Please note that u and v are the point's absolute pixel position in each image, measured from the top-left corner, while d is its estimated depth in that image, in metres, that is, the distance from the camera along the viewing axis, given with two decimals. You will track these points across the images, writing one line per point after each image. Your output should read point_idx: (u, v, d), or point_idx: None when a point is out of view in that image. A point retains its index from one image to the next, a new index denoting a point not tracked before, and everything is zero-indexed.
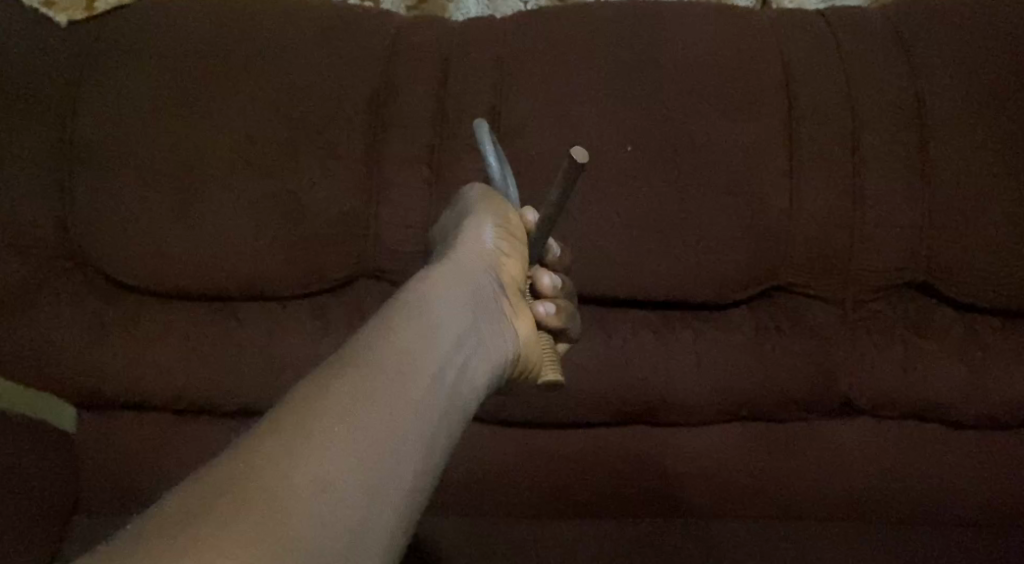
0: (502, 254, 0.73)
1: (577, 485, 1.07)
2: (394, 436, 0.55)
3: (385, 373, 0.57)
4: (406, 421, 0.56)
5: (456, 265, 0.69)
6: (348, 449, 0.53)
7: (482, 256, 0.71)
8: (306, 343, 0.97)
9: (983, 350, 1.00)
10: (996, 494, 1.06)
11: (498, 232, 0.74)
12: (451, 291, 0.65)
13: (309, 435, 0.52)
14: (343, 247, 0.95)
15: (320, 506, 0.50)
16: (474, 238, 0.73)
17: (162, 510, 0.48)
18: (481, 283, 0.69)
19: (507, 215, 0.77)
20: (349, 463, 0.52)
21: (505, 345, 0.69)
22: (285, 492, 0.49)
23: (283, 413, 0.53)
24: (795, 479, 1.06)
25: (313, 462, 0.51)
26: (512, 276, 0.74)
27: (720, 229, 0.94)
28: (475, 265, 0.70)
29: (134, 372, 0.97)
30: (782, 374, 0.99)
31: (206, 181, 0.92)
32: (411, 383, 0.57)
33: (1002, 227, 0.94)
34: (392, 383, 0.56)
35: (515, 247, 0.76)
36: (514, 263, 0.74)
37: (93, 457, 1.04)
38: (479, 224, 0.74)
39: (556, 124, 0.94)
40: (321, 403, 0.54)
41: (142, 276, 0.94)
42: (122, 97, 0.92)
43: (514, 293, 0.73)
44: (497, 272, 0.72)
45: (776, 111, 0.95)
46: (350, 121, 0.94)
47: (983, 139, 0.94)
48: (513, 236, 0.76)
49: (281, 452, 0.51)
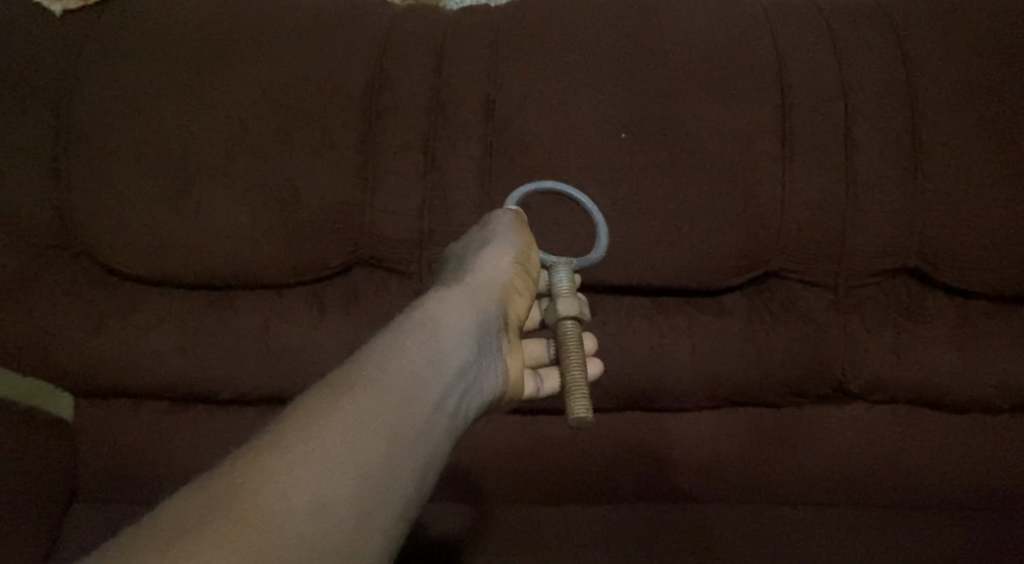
0: (513, 289, 0.81)
1: (572, 472, 1.07)
2: (381, 471, 0.65)
3: (382, 410, 0.67)
4: (394, 456, 0.67)
5: (465, 302, 0.77)
6: (344, 475, 0.64)
7: (491, 290, 0.80)
8: (301, 331, 0.97)
9: (978, 335, 0.99)
10: (988, 479, 1.05)
11: (513, 268, 0.82)
12: (453, 331, 0.75)
13: (307, 462, 0.63)
14: (338, 236, 0.94)
15: (309, 526, 0.61)
16: (490, 273, 0.80)
17: (176, 513, 0.60)
18: (484, 321, 0.77)
19: (528, 252, 0.83)
20: (340, 491, 0.63)
21: (492, 380, 0.78)
22: (280, 510, 0.61)
23: (290, 436, 0.64)
24: (781, 465, 1.06)
25: (307, 486, 0.62)
26: (517, 312, 0.82)
27: (716, 214, 0.93)
28: (482, 301, 0.78)
29: (128, 362, 0.97)
30: (782, 360, 0.98)
31: (201, 169, 0.92)
32: (402, 424, 0.68)
33: (993, 213, 0.94)
34: (386, 422, 0.67)
35: (527, 284, 0.83)
36: (522, 300, 0.82)
37: (91, 445, 1.04)
38: (497, 256, 0.81)
39: (549, 112, 0.93)
40: (324, 432, 0.65)
41: (138, 264, 0.94)
42: (117, 85, 0.92)
43: (514, 328, 0.82)
44: (502, 307, 0.80)
45: (769, 96, 0.94)
46: (346, 110, 0.93)
47: (985, 123, 0.94)
48: (528, 274, 0.83)
49: (283, 471, 0.62)
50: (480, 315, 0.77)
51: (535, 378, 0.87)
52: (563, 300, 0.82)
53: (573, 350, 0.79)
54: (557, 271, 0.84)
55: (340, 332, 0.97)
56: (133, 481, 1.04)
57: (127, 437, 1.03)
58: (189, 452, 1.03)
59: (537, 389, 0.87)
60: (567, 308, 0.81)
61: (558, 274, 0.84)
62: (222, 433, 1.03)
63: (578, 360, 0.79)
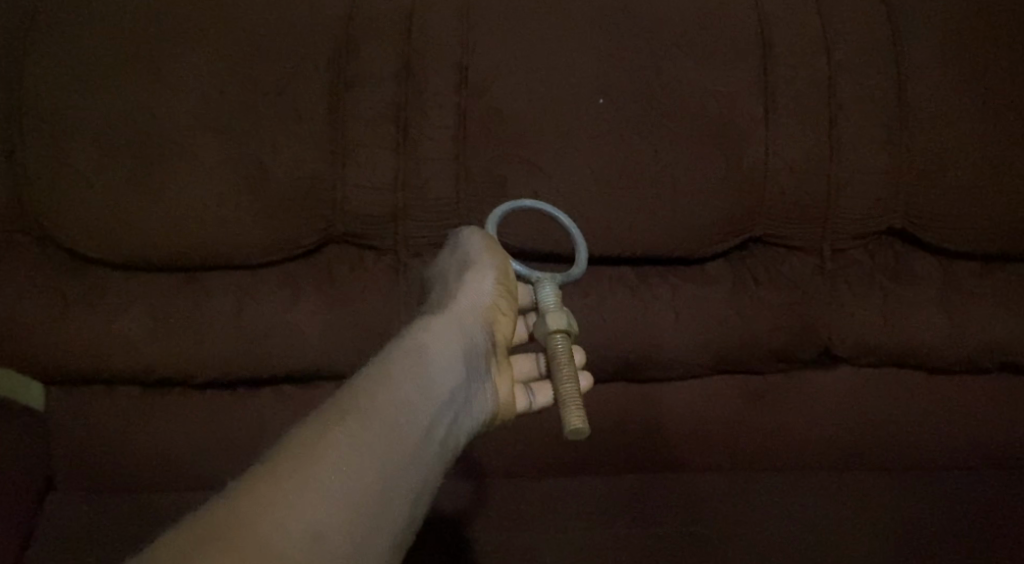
0: (498, 311, 0.80)
1: (558, 446, 1.05)
2: (367, 506, 0.64)
3: (369, 444, 0.66)
4: (380, 489, 0.65)
5: (449, 328, 0.76)
6: (331, 510, 0.62)
7: (476, 313, 0.78)
8: (276, 311, 0.94)
9: (966, 295, 0.97)
10: (974, 438, 1.05)
11: (496, 288, 0.80)
12: (437, 360, 0.73)
13: (292, 494, 0.62)
14: (311, 213, 0.91)
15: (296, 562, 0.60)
16: (474, 296, 0.78)
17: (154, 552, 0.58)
18: (470, 346, 0.76)
19: (508, 269, 0.82)
20: (327, 521, 0.62)
21: (481, 406, 0.77)
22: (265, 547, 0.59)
23: (274, 476, 0.62)
24: (768, 431, 1.05)
25: (293, 518, 0.61)
26: (503, 333, 0.80)
27: (699, 179, 0.91)
28: (467, 326, 0.77)
29: (97, 348, 0.94)
30: (769, 327, 0.96)
31: (164, 148, 0.88)
32: (390, 457, 0.66)
33: (980, 171, 0.92)
34: (375, 456, 0.66)
35: (511, 304, 0.81)
36: (507, 322, 0.80)
37: (65, 432, 1.01)
38: (480, 278, 0.79)
39: (524, 78, 0.91)
40: (308, 468, 0.63)
41: (101, 248, 0.90)
42: (74, 63, 0.89)
43: (501, 349, 0.80)
44: (488, 331, 0.78)
45: (749, 57, 0.92)
46: (313, 81, 0.90)
47: (973, 80, 0.92)
48: (511, 294, 0.81)
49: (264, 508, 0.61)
50: (464, 342, 0.76)
51: (528, 393, 0.83)
52: (551, 315, 0.79)
53: (563, 364, 0.77)
54: (541, 287, 0.81)
55: (316, 310, 0.94)
56: (110, 467, 1.02)
57: (101, 422, 1.00)
58: (168, 436, 1.00)
59: (530, 404, 0.83)
60: (555, 321, 0.78)
61: (543, 290, 0.81)
62: (200, 416, 1.00)
63: (569, 373, 0.76)
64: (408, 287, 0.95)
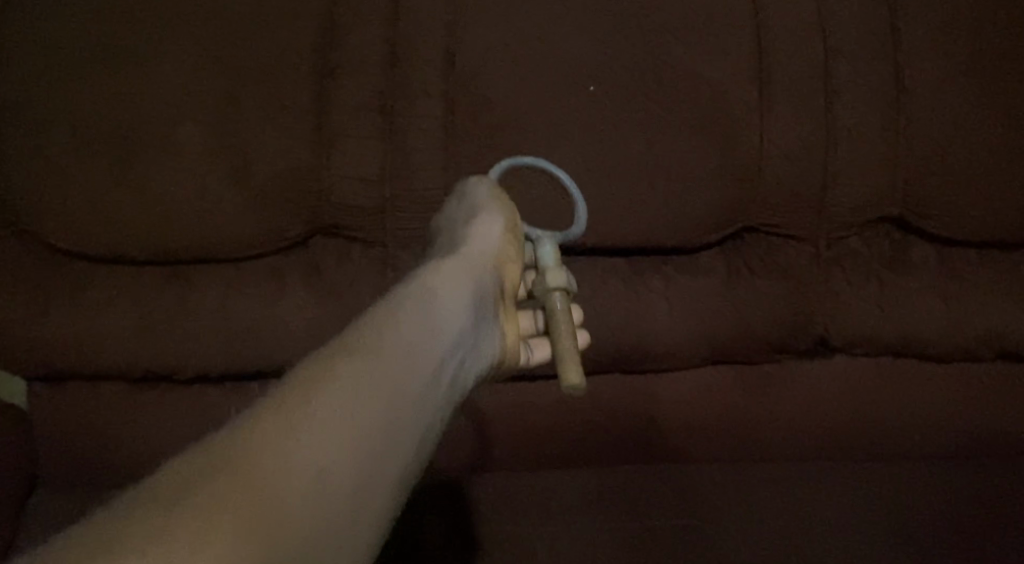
0: (505, 257, 0.79)
1: (551, 439, 1.03)
2: (387, 437, 0.60)
3: (384, 374, 0.61)
4: (398, 420, 0.61)
5: (462, 265, 0.74)
6: (350, 439, 0.57)
7: (484, 257, 0.77)
8: (262, 304, 0.92)
9: (963, 283, 0.96)
10: (972, 427, 1.04)
11: (503, 236, 0.79)
12: (450, 296, 0.70)
13: (307, 421, 0.56)
14: (296, 204, 0.89)
15: (314, 493, 0.54)
16: (482, 241, 0.78)
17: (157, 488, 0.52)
18: (480, 287, 0.74)
19: (514, 219, 0.82)
20: (345, 452, 0.57)
21: (490, 348, 0.74)
22: (281, 477, 0.53)
23: (286, 404, 0.57)
24: (764, 422, 1.03)
25: (310, 446, 0.55)
26: (509, 281, 0.79)
27: (692, 167, 0.89)
28: (477, 268, 0.75)
29: (80, 343, 0.92)
30: (763, 317, 0.95)
31: (144, 138, 0.86)
32: (406, 388, 0.62)
33: (978, 157, 0.90)
34: (392, 386, 0.61)
35: (517, 252, 0.81)
36: (514, 269, 0.80)
37: (49, 428, 0.99)
38: (488, 225, 0.79)
39: (513, 65, 0.89)
40: (324, 396, 0.58)
41: (81, 241, 0.88)
42: (52, 52, 0.87)
43: (507, 297, 0.79)
44: (496, 275, 0.77)
45: (743, 41, 0.90)
46: (298, 69, 0.88)
47: (972, 65, 0.90)
48: (517, 243, 0.81)
49: (280, 437, 0.55)
50: (475, 281, 0.73)
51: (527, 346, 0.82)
52: (550, 272, 0.79)
53: (563, 319, 0.76)
54: (543, 245, 0.82)
55: (302, 303, 0.93)
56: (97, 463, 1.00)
57: (86, 418, 0.98)
58: (154, 432, 0.99)
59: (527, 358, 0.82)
60: (555, 279, 0.78)
61: (543, 248, 0.81)
62: (186, 411, 0.99)
63: (567, 328, 0.75)
64: (396, 279, 0.93)
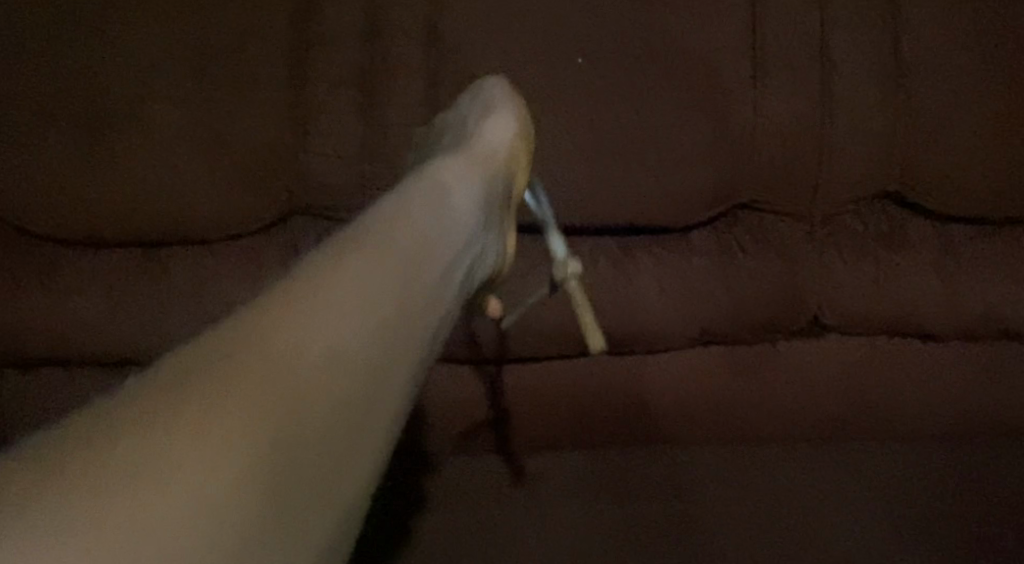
0: (516, 157, 0.74)
1: (539, 424, 1.00)
2: (401, 325, 0.54)
3: (404, 263, 0.56)
4: (413, 314, 0.56)
5: (473, 160, 0.69)
6: (370, 317, 0.52)
7: (497, 155, 0.72)
8: (237, 288, 0.89)
9: (961, 262, 0.93)
10: (966, 409, 1.02)
11: (518, 133, 0.75)
12: (466, 193, 0.65)
13: (328, 297, 0.50)
14: (274, 183, 0.86)
15: (331, 370, 0.48)
16: (497, 136, 0.72)
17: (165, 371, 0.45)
18: (490, 188, 0.69)
19: (528, 120, 0.77)
20: (364, 339, 0.51)
21: (486, 255, 0.70)
22: (297, 355, 0.47)
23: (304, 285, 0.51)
24: (756, 405, 1.01)
25: (330, 324, 0.49)
26: (513, 184, 0.75)
27: (683, 143, 0.86)
28: (489, 168, 0.70)
29: (51, 328, 0.89)
30: (757, 297, 0.92)
31: (113, 116, 0.82)
32: (421, 287, 0.57)
33: (978, 132, 0.88)
34: (410, 277, 0.56)
35: (526, 154, 0.76)
36: (521, 173, 0.75)
37: (23, 415, 0.96)
38: (504, 121, 0.74)
39: (498, 38, 0.85)
40: (345, 272, 0.52)
41: (49, 223, 0.84)
42: (17, 24, 0.83)
43: (507, 205, 0.75)
44: (506, 176, 0.72)
45: (737, 12, 0.87)
46: (274, 43, 0.85)
47: (971, 35, 0.87)
48: (528, 142, 0.77)
49: (300, 310, 0.49)
50: (487, 181, 0.68)
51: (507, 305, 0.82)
52: (558, 249, 0.77)
53: (578, 292, 0.77)
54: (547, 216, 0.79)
55: None
56: None
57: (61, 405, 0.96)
58: None
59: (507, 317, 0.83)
60: (568, 264, 0.77)
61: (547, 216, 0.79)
62: None
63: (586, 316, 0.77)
64: None
